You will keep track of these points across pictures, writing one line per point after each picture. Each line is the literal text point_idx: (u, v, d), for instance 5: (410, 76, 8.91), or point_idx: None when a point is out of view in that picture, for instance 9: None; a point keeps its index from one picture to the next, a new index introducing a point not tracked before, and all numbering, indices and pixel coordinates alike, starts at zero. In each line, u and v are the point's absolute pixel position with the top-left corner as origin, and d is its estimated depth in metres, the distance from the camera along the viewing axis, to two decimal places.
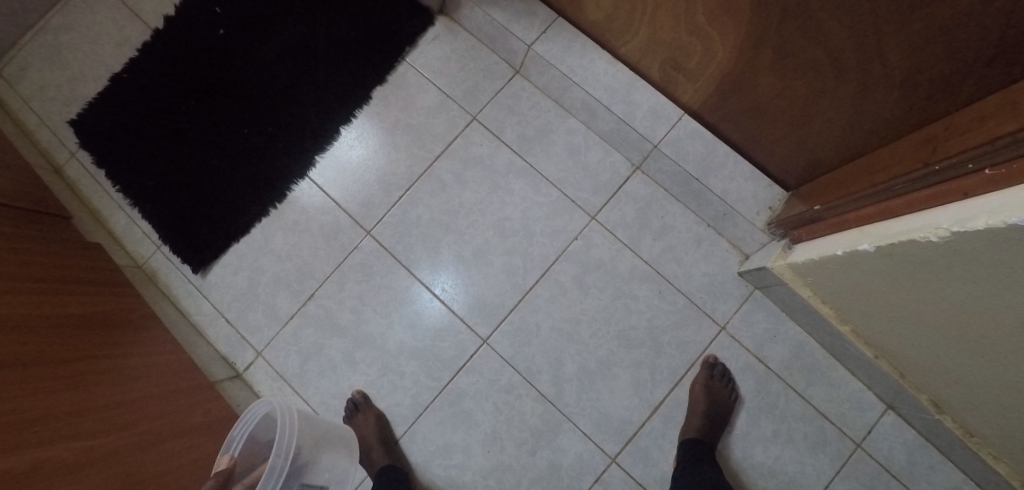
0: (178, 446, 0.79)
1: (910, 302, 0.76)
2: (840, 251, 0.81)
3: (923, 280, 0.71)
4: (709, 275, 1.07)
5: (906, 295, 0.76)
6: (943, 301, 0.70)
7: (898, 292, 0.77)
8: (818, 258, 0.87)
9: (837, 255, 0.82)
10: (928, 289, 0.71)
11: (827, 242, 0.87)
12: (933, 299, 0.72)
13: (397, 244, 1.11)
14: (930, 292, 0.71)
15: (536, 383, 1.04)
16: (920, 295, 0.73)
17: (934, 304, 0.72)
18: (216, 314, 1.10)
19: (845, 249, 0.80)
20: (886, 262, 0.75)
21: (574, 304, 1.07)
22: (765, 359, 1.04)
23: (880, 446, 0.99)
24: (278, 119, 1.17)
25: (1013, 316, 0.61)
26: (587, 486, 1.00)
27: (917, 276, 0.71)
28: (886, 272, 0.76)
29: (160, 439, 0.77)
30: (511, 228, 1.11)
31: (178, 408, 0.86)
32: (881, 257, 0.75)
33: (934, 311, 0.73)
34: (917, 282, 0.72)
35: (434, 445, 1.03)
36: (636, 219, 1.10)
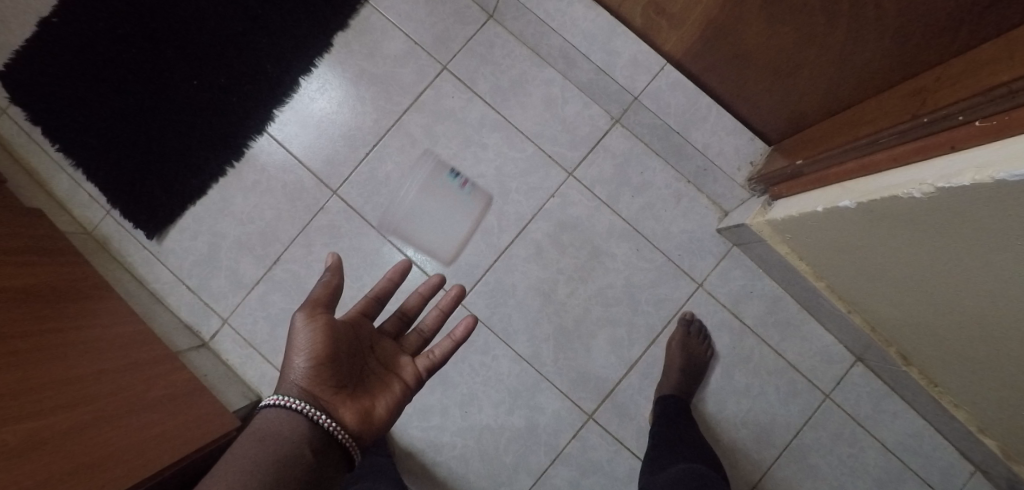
0: (138, 422, 0.76)
1: (887, 258, 0.76)
2: (821, 208, 0.80)
3: (903, 236, 0.70)
4: (688, 232, 1.05)
5: (884, 252, 0.75)
6: (921, 257, 0.70)
7: (876, 248, 0.76)
8: (798, 215, 0.85)
9: (817, 212, 0.81)
10: (907, 245, 0.70)
11: (808, 198, 0.85)
12: (911, 256, 0.71)
13: (365, 205, 1.06)
14: (908, 249, 0.71)
15: (513, 344, 1.03)
16: (898, 251, 0.73)
17: (911, 260, 0.72)
18: (176, 282, 1.05)
19: (825, 206, 0.79)
20: (866, 219, 0.73)
21: (552, 264, 1.05)
22: (740, 315, 1.04)
23: (848, 396, 1.01)
24: (231, 69, 1.07)
25: (991, 270, 0.60)
26: (564, 442, 1.01)
27: (896, 233, 0.71)
28: (865, 229, 0.75)
29: (116, 416, 0.73)
30: (485, 186, 1.06)
31: (137, 381, 0.82)
32: (861, 214, 0.73)
33: (910, 266, 0.73)
34: (895, 237, 0.71)
35: (410, 407, 1.02)
36: (615, 175, 1.06)
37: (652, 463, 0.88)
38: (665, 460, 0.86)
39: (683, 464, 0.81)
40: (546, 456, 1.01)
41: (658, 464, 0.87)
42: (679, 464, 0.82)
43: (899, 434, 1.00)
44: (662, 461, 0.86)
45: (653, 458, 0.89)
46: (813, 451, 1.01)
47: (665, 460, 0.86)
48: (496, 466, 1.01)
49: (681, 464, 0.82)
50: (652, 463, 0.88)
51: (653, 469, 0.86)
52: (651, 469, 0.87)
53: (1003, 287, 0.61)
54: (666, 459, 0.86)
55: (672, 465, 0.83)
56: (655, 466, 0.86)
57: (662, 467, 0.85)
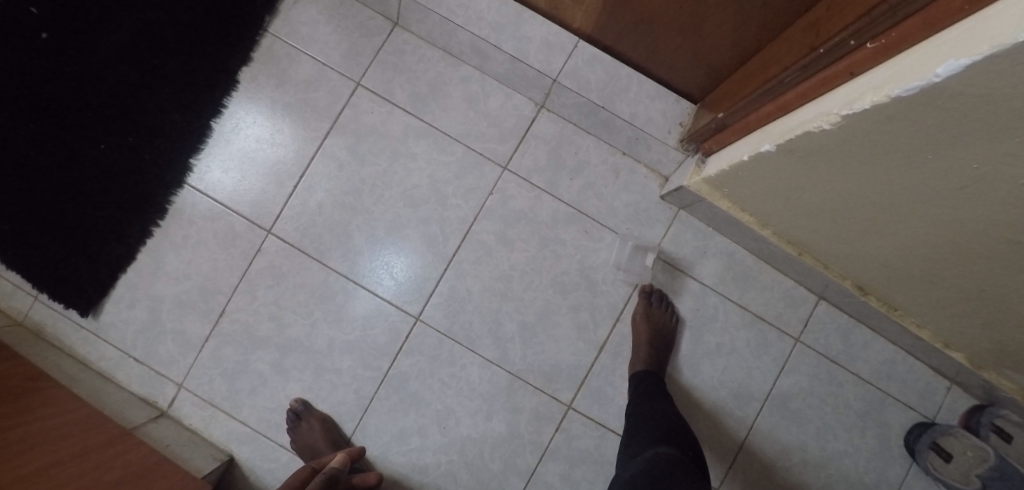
0: None
1: (820, 195, 0.76)
2: (746, 157, 0.79)
3: (827, 168, 0.69)
4: (632, 204, 1.04)
5: (814, 189, 0.75)
6: (849, 186, 0.70)
7: (807, 187, 0.76)
8: (728, 168, 0.84)
9: (745, 162, 0.80)
10: (834, 178, 0.70)
11: (734, 150, 0.84)
12: (840, 187, 0.71)
13: (303, 238, 1.03)
14: (836, 181, 0.70)
15: (479, 350, 1.01)
16: (827, 186, 0.73)
17: (841, 192, 0.72)
18: (122, 355, 1.01)
19: (750, 155, 0.78)
20: (790, 159, 0.73)
21: (502, 261, 1.03)
22: (698, 276, 1.03)
23: (818, 336, 1.02)
24: (137, 125, 1.03)
25: (916, 179, 0.60)
26: (549, 438, 1.00)
27: (821, 168, 0.70)
28: (792, 168, 0.74)
29: None
30: (421, 197, 1.04)
31: (91, 469, 0.78)
32: (784, 155, 0.73)
33: (841, 196, 0.73)
34: (820, 171, 0.71)
35: (388, 433, 0.99)
36: (549, 161, 1.05)
37: (629, 447, 0.84)
38: (642, 445, 0.82)
39: (661, 455, 0.76)
40: (533, 455, 0.99)
41: (635, 448, 0.82)
42: (656, 453, 0.77)
43: (873, 363, 1.02)
44: (639, 446, 0.82)
45: (631, 440, 0.85)
46: (794, 396, 1.02)
47: (642, 445, 0.82)
48: (485, 476, 0.99)
49: (659, 455, 0.76)
50: (629, 446, 0.84)
51: (630, 454, 0.82)
52: (627, 453, 0.83)
53: (934, 195, 0.61)
54: (644, 444, 0.81)
55: (649, 454, 0.78)
56: (632, 452, 0.82)
57: (639, 453, 0.80)
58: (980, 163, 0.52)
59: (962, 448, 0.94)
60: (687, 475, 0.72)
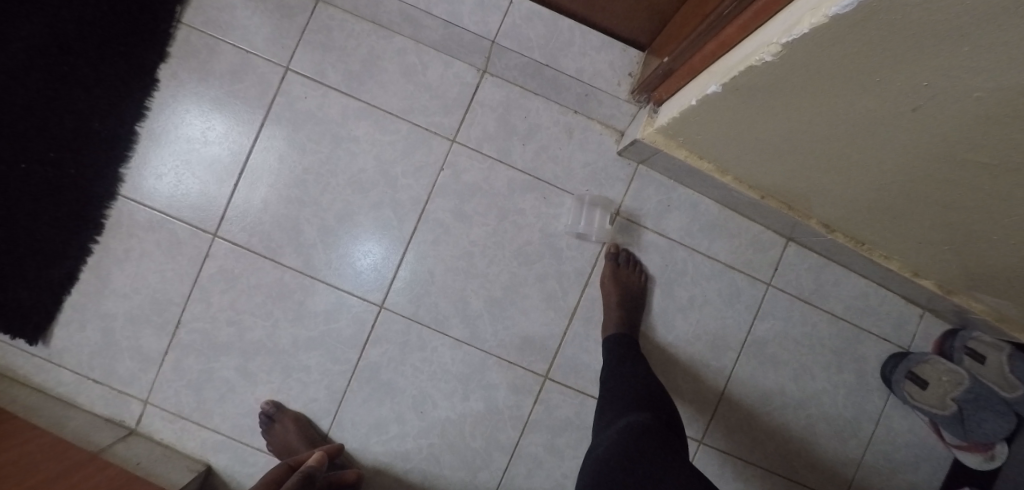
0: None
1: (774, 135, 0.72)
2: (694, 101, 0.74)
3: (777, 104, 0.65)
4: (590, 164, 1.00)
5: (766, 128, 0.72)
6: (800, 121, 0.66)
7: (758, 127, 0.72)
8: (680, 116, 0.80)
9: (693, 107, 0.76)
10: (784, 115, 0.67)
11: (683, 95, 0.80)
12: (791, 124, 0.67)
13: (251, 238, 0.98)
14: (786, 118, 0.67)
15: (448, 331, 0.98)
16: (778, 124, 0.69)
17: (794, 129, 0.68)
18: (81, 378, 0.98)
19: (698, 99, 0.74)
20: (737, 98, 0.68)
21: (461, 238, 0.99)
22: (664, 231, 1.00)
23: (789, 278, 1.02)
24: (56, 139, 0.97)
25: (868, 105, 0.57)
26: (529, 410, 0.99)
27: (770, 105, 0.66)
28: (742, 108, 0.70)
29: None
30: (369, 180, 0.99)
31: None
32: (731, 95, 0.69)
33: (795, 133, 0.69)
34: (771, 108, 0.67)
35: (365, 425, 0.98)
36: (499, 128, 0.99)
37: (602, 416, 0.82)
38: (614, 413, 0.80)
39: (632, 424, 0.74)
40: (514, 429, 0.98)
41: (607, 418, 0.80)
42: (628, 421, 0.75)
43: (845, 300, 1.03)
44: (611, 414, 0.80)
45: (604, 409, 0.83)
46: (770, 341, 1.02)
47: (614, 413, 0.80)
48: (469, 455, 0.98)
49: (630, 423, 0.75)
50: (602, 415, 0.82)
51: (603, 424, 0.80)
52: (601, 423, 0.81)
53: (887, 121, 0.58)
54: (616, 412, 0.80)
55: (621, 423, 0.76)
56: (605, 421, 0.80)
57: (611, 422, 0.78)
58: (931, 79, 0.49)
59: (936, 374, 0.98)
60: (657, 442, 0.70)
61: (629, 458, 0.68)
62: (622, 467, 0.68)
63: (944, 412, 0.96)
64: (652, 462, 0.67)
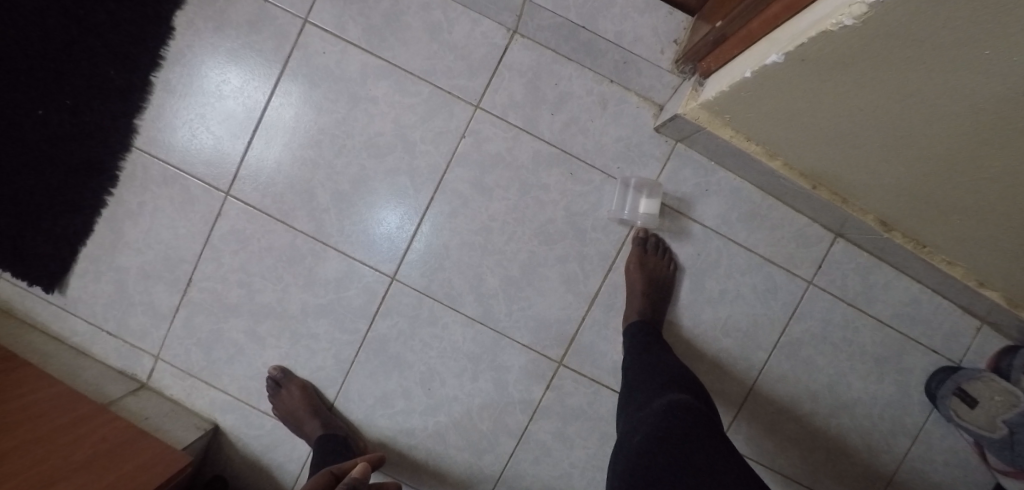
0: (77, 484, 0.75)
1: (838, 116, 0.64)
2: (749, 72, 0.66)
3: (848, 80, 0.57)
4: (623, 139, 0.92)
5: (830, 109, 0.63)
6: (874, 102, 0.58)
7: (822, 107, 0.64)
8: (731, 88, 0.71)
9: (749, 78, 0.67)
10: (855, 93, 0.58)
11: (736, 65, 0.71)
12: (862, 104, 0.59)
13: (264, 199, 0.95)
14: (858, 97, 0.58)
15: (460, 308, 0.94)
16: (846, 103, 0.61)
17: (864, 111, 0.60)
18: (95, 330, 0.98)
19: (754, 70, 0.65)
20: (801, 71, 0.60)
21: (480, 212, 0.93)
22: (699, 218, 0.92)
23: (834, 278, 0.94)
24: (72, 85, 0.94)
25: (965, 84, 0.48)
26: (540, 395, 0.94)
27: (840, 81, 0.58)
28: (805, 83, 0.62)
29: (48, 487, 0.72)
30: (385, 144, 0.93)
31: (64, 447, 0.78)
32: (795, 66, 0.60)
33: (863, 115, 0.61)
34: (840, 84, 0.58)
35: (372, 397, 0.95)
36: (527, 95, 0.92)
37: (633, 399, 0.76)
38: (648, 393, 0.74)
39: (673, 402, 0.69)
40: (523, 413, 0.95)
41: (640, 398, 0.75)
42: (667, 399, 0.70)
43: (894, 305, 0.94)
44: (645, 394, 0.75)
45: (634, 391, 0.77)
46: (805, 344, 0.94)
47: (648, 393, 0.74)
48: (475, 436, 0.95)
49: (670, 401, 0.69)
50: (634, 397, 0.76)
51: (635, 406, 0.74)
52: (632, 405, 0.75)
53: (983, 106, 0.49)
54: (651, 392, 0.74)
55: (658, 402, 0.70)
56: (637, 403, 0.74)
57: (646, 402, 0.73)
58: None
59: (988, 393, 0.88)
60: (703, 424, 0.65)
61: (675, 439, 0.63)
62: (667, 449, 0.62)
63: (993, 435, 0.87)
64: (704, 447, 0.62)
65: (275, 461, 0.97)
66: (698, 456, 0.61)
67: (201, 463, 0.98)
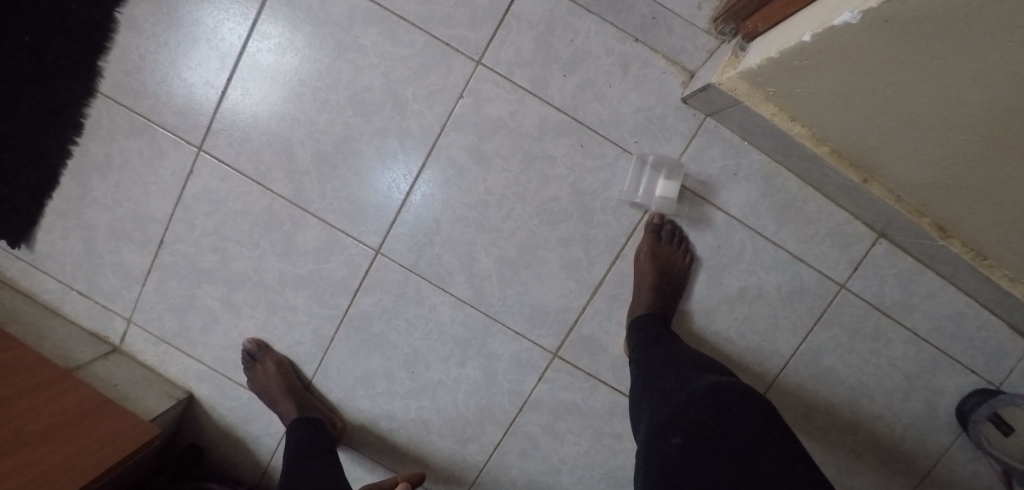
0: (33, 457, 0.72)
1: (915, 93, 0.52)
2: (813, 34, 0.54)
3: (943, 42, 0.45)
4: (644, 109, 0.80)
5: (910, 84, 0.51)
6: (977, 75, 0.46)
7: (900, 82, 0.52)
8: (786, 53, 0.59)
9: (809, 42, 0.55)
10: (949, 62, 0.46)
11: (795, 26, 0.59)
12: (957, 77, 0.47)
13: (239, 157, 0.86)
14: (955, 68, 0.46)
15: (450, 289, 0.85)
16: (934, 77, 0.49)
17: (957, 86, 0.48)
18: (64, 288, 0.92)
19: (820, 30, 0.53)
20: (882, 32, 0.48)
21: (476, 183, 0.83)
22: (724, 206, 0.81)
23: (869, 282, 0.83)
24: (30, 18, 0.84)
25: None
26: (531, 387, 0.87)
27: (934, 46, 0.46)
28: (883, 48, 0.50)
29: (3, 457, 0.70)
30: (374, 102, 0.82)
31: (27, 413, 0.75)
32: (876, 23, 0.48)
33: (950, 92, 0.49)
34: (930, 49, 0.46)
35: (352, 377, 0.89)
36: (537, 51, 0.79)
37: (657, 386, 0.67)
38: (679, 379, 0.66)
39: (718, 383, 0.61)
40: (512, 405, 0.88)
41: (669, 384, 0.66)
42: (708, 381, 0.62)
43: (933, 316, 0.85)
44: (676, 379, 0.66)
45: (658, 378, 0.69)
46: (828, 351, 0.85)
47: (680, 379, 0.66)
48: (460, 424, 0.89)
49: (714, 382, 0.62)
50: (658, 385, 0.68)
51: (663, 393, 0.65)
52: (656, 394, 0.66)
53: None
54: (684, 376, 0.66)
55: (697, 385, 0.62)
56: (665, 390, 0.65)
57: (678, 388, 0.64)
58: None
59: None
60: (759, 403, 0.59)
61: (742, 427, 0.56)
62: (736, 442, 0.55)
63: None
64: (775, 432, 0.56)
65: (251, 434, 0.93)
66: (773, 445, 0.54)
67: (176, 430, 0.94)
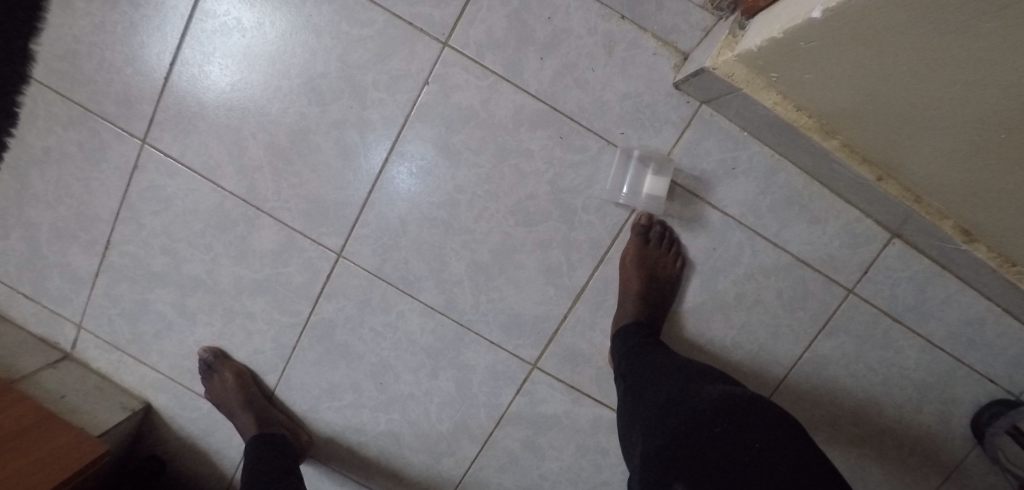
0: None
1: (947, 78, 0.43)
2: (823, 10, 0.45)
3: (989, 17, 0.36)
4: (631, 96, 0.71)
5: (942, 67, 0.42)
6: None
7: (931, 65, 0.43)
8: (793, 31, 0.50)
9: (819, 19, 0.46)
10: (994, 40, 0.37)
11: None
12: (1002, 60, 0.38)
13: (186, 150, 0.78)
14: (1003, 48, 0.37)
15: (418, 295, 0.78)
16: (976, 58, 0.40)
17: (1000, 71, 0.39)
18: (10, 291, 0.86)
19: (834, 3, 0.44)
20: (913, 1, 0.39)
21: (445, 180, 0.75)
22: (720, 204, 0.73)
23: (881, 287, 0.75)
24: None
25: None
26: (508, 400, 0.81)
27: (978, 20, 0.37)
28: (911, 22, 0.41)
29: None
30: (330, 88, 0.74)
31: None
32: None
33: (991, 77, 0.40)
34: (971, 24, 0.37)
35: (317, 387, 0.83)
36: (510, 30, 0.70)
37: (653, 400, 0.59)
38: (680, 389, 0.58)
39: (729, 393, 0.54)
40: (488, 418, 0.81)
41: (669, 396, 0.58)
42: (717, 392, 0.55)
43: (951, 325, 0.76)
44: (676, 391, 0.58)
45: (653, 391, 0.61)
46: (833, 362, 0.78)
47: (680, 389, 0.58)
48: (433, 438, 0.83)
49: (725, 393, 0.54)
50: (655, 397, 0.59)
51: (662, 406, 0.57)
52: (653, 409, 0.58)
53: None
54: (686, 387, 0.58)
55: (705, 396, 0.55)
56: (664, 404, 0.57)
57: (681, 399, 0.56)
58: None
59: None
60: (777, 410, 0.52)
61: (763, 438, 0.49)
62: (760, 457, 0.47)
63: None
64: (801, 439, 0.49)
65: (214, 446, 0.88)
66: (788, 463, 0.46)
67: (133, 442, 0.89)
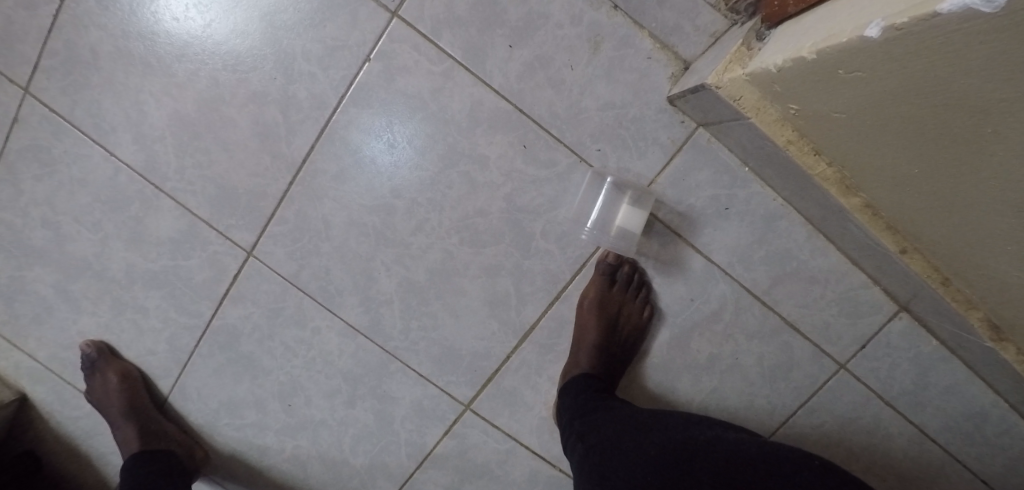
0: None
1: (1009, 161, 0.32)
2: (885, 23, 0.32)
3: None
4: (614, 106, 0.58)
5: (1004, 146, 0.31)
6: None
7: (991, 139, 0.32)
8: (830, 55, 0.37)
9: (873, 39, 0.33)
10: None
11: (851, 9, 0.37)
12: None
13: (76, 107, 0.64)
14: None
15: (338, 312, 0.66)
16: None
17: None
18: None
19: (901, 21, 0.30)
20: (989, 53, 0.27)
21: (380, 179, 0.62)
22: (705, 249, 0.61)
23: (878, 366, 0.64)
24: None
25: None
26: (434, 441, 0.69)
27: None
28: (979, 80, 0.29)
29: None
30: (252, 51, 0.60)
31: None
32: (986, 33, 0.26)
33: None
34: None
35: (215, 401, 0.71)
36: (477, 5, 0.57)
37: (648, 451, 0.48)
38: (684, 439, 0.49)
39: (742, 442, 0.48)
40: (409, 458, 0.70)
41: (668, 448, 0.48)
42: (733, 440, 0.48)
43: (951, 419, 0.65)
44: (676, 443, 0.48)
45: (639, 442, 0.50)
46: (813, 444, 0.67)
47: (681, 438, 0.49)
48: (343, 473, 0.72)
49: (740, 443, 0.47)
50: (648, 447, 0.48)
51: (663, 459, 0.47)
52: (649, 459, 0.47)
53: None
54: (687, 437, 0.49)
55: (720, 447, 0.47)
56: (665, 454, 0.47)
57: (689, 450, 0.47)
58: None
59: None
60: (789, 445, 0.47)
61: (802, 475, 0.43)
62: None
63: None
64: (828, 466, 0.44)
65: (96, 450, 0.77)
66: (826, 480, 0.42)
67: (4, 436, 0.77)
